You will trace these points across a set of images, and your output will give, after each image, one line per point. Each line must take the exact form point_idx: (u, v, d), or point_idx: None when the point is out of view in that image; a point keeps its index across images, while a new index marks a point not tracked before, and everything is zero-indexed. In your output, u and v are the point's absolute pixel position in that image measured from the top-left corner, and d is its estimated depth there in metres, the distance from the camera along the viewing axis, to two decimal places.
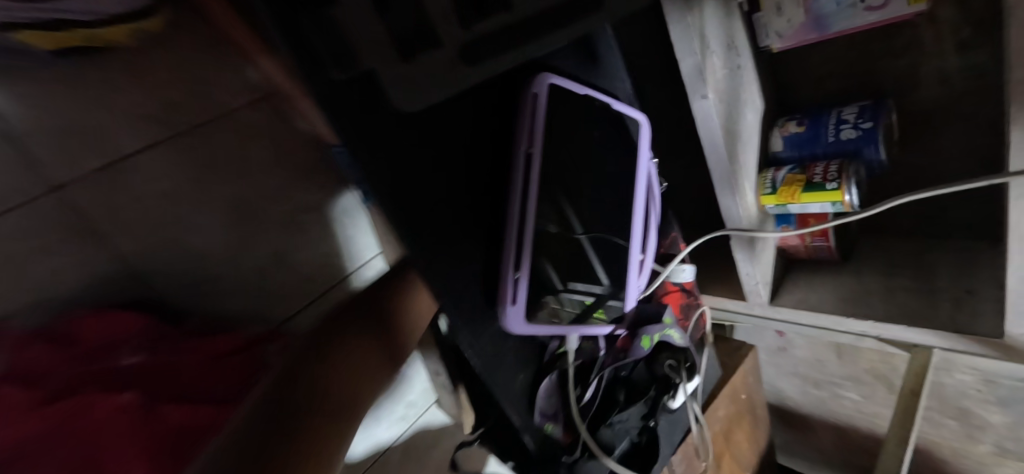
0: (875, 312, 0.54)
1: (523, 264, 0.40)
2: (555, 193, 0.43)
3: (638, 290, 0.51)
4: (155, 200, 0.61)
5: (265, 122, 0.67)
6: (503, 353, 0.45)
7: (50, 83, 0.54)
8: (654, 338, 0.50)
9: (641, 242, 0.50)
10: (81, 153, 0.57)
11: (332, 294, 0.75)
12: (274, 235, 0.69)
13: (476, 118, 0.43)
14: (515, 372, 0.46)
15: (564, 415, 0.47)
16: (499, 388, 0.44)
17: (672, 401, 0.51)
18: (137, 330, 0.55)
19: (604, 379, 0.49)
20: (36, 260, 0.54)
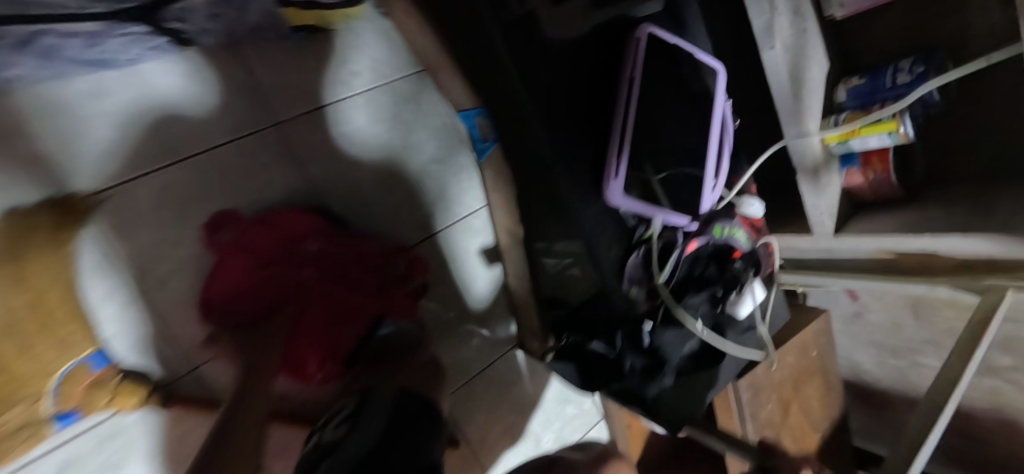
0: (933, 227, 0.59)
1: (624, 152, 0.54)
2: (645, 115, 0.57)
3: (711, 202, 0.61)
4: (335, 141, 0.80)
5: (416, 88, 0.86)
6: (604, 229, 0.58)
7: (285, 50, 0.75)
8: (725, 230, 0.61)
9: (715, 169, 0.61)
10: (293, 102, 0.77)
11: (446, 234, 0.90)
12: (412, 178, 0.86)
13: (590, 57, 0.57)
14: (610, 249, 0.58)
15: (648, 283, 0.60)
16: (599, 249, 0.57)
17: (739, 299, 0.61)
18: (315, 228, 0.74)
19: (681, 266, 0.61)
20: (257, 172, 0.75)
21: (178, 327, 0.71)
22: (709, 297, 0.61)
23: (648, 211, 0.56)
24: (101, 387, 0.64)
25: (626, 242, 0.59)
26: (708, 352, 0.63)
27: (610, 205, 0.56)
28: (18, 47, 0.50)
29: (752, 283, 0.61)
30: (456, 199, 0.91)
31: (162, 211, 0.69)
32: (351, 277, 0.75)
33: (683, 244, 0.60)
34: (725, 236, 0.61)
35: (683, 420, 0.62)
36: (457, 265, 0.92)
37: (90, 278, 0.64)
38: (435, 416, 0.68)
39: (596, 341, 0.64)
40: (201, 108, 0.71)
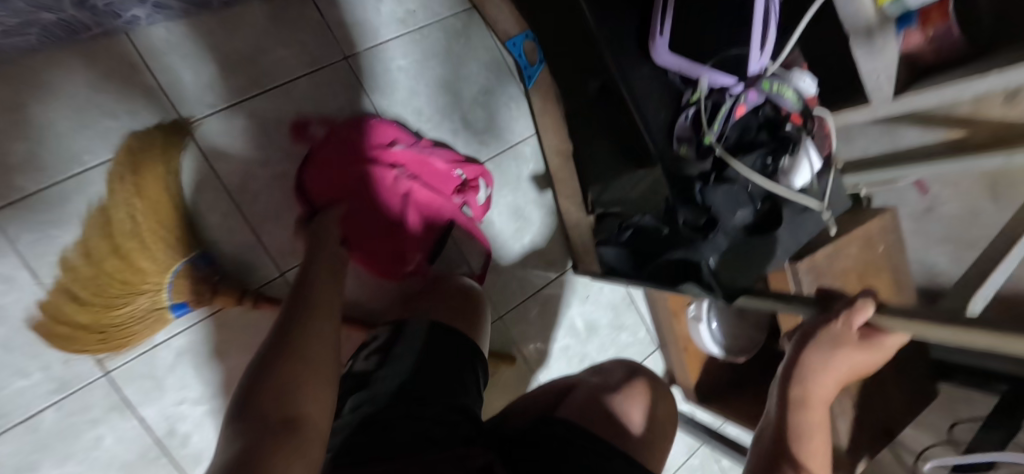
0: (1000, 65, 0.55)
1: (666, 19, 0.58)
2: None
3: (761, 68, 0.60)
4: (397, 74, 0.87)
5: (467, 24, 0.91)
6: (653, 93, 0.62)
7: None
8: (773, 85, 0.60)
9: (762, 39, 0.59)
10: (358, 38, 0.84)
11: (501, 161, 0.94)
12: (468, 107, 0.91)
13: None
14: (658, 111, 0.62)
15: (697, 142, 0.61)
16: (648, 109, 0.61)
17: (792, 159, 0.59)
18: (403, 136, 0.81)
19: (732, 127, 0.61)
20: (330, 102, 0.83)
21: (268, 237, 0.80)
22: (760, 160, 0.60)
23: (692, 67, 0.58)
24: (204, 282, 0.72)
25: (674, 105, 0.62)
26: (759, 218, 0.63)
27: (657, 64, 0.60)
28: None
29: (805, 144, 0.59)
30: (507, 126, 0.94)
31: (252, 133, 0.78)
32: (432, 187, 0.83)
33: (730, 108, 0.60)
34: (773, 93, 0.60)
35: (738, 287, 0.63)
36: (510, 191, 0.94)
37: (195, 192, 0.74)
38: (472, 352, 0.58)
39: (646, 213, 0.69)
40: (282, 43, 0.79)
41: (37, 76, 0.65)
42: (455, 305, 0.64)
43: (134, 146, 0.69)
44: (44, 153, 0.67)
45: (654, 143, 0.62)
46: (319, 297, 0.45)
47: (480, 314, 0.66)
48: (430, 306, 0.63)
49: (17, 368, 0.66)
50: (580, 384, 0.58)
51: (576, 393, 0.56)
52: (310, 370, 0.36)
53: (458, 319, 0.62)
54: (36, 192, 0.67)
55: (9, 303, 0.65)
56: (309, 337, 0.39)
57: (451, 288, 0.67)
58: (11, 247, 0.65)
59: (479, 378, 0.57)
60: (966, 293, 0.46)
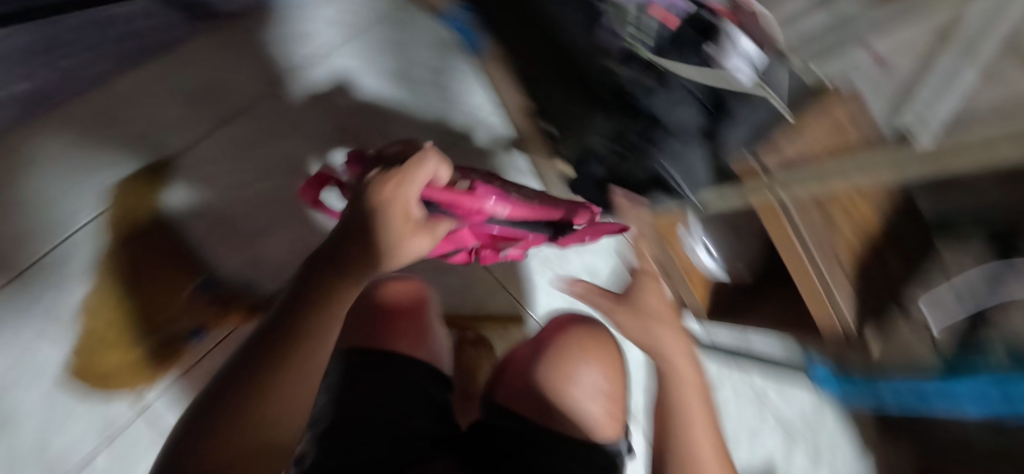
0: None
1: None
2: None
3: None
4: (349, 73, 0.90)
5: (406, 14, 0.94)
6: (578, 16, 0.66)
7: (288, 14, 0.88)
8: None
9: None
10: (305, 49, 0.88)
11: (469, 133, 0.96)
12: (425, 90, 0.94)
13: None
14: (582, 34, 0.66)
15: (627, 53, 0.62)
16: (571, 31, 0.66)
17: (717, 48, 0.56)
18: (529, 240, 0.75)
19: (661, 29, 0.60)
20: (293, 113, 0.86)
21: (263, 252, 0.83)
22: (689, 57, 0.58)
23: None
24: (207, 306, 0.78)
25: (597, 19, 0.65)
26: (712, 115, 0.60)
27: None
28: None
29: (728, 28, 0.56)
30: (464, 100, 0.96)
31: (226, 159, 0.82)
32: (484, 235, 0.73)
33: (645, 8, 0.60)
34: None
35: (701, 184, 0.62)
36: (483, 161, 0.96)
37: (184, 227, 0.79)
38: (418, 363, 0.57)
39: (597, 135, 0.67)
40: (235, 72, 0.84)
41: (27, 149, 0.73)
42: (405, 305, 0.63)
43: (124, 198, 0.75)
44: (46, 218, 0.73)
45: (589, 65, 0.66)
46: (320, 310, 0.38)
47: (428, 321, 0.63)
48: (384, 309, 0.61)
49: (63, 420, 0.71)
50: (517, 351, 0.63)
51: (511, 364, 0.61)
52: (261, 414, 0.34)
53: (411, 324, 0.61)
54: (45, 254, 0.73)
55: (44, 360, 0.71)
56: (266, 374, 0.35)
57: (404, 298, 0.63)
58: (34, 307, 0.72)
59: (433, 385, 0.57)
60: (932, 103, 0.44)
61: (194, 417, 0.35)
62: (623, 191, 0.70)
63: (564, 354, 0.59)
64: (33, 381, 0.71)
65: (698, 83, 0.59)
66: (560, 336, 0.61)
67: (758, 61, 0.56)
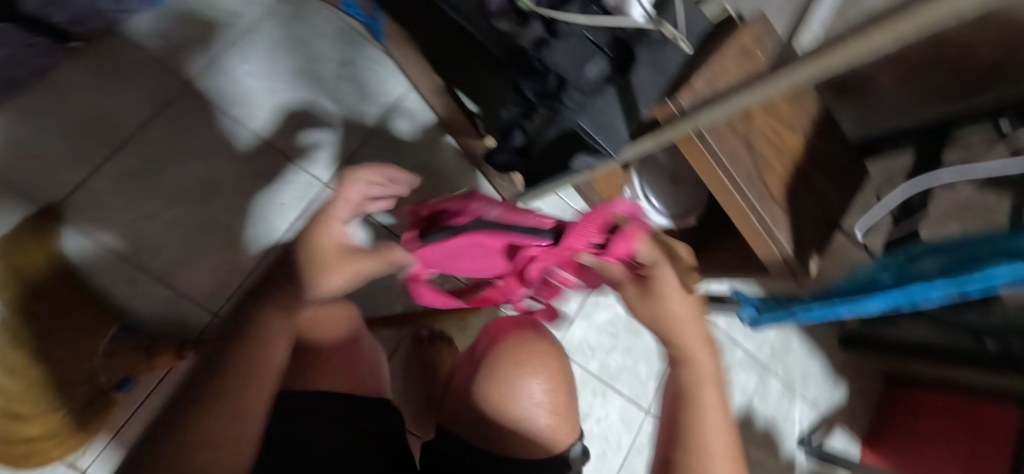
0: None
1: None
2: None
3: None
4: (248, 79, 0.83)
5: (300, 5, 0.88)
6: None
7: (166, 22, 0.80)
8: None
9: None
10: (192, 58, 0.81)
11: (390, 123, 0.91)
12: (335, 84, 0.88)
13: None
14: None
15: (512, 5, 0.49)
16: None
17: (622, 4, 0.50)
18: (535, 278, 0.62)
19: None
20: (192, 130, 0.80)
21: (186, 284, 0.77)
22: (587, 7, 0.49)
23: None
24: (131, 352, 0.70)
25: None
26: (620, 67, 0.53)
27: None
28: None
29: None
30: (379, 87, 0.91)
31: (124, 191, 0.75)
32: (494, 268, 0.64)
33: None
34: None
35: (622, 140, 0.58)
36: (409, 150, 0.92)
37: (92, 273, 0.73)
38: (346, 402, 0.54)
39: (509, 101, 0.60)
40: (115, 94, 0.76)
41: None
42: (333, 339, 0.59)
43: (11, 251, 0.67)
44: None
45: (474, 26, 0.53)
46: (258, 336, 0.41)
47: (358, 358, 0.61)
48: (302, 348, 0.57)
49: None
50: (459, 370, 0.64)
51: (455, 386, 0.62)
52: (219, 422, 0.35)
53: (343, 360, 0.59)
54: None
55: None
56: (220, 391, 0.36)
57: (322, 334, 0.59)
58: None
59: (367, 420, 0.54)
60: None
61: (131, 465, 0.33)
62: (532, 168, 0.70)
63: (501, 369, 0.58)
64: None
65: (601, 32, 0.51)
66: (493, 349, 0.61)
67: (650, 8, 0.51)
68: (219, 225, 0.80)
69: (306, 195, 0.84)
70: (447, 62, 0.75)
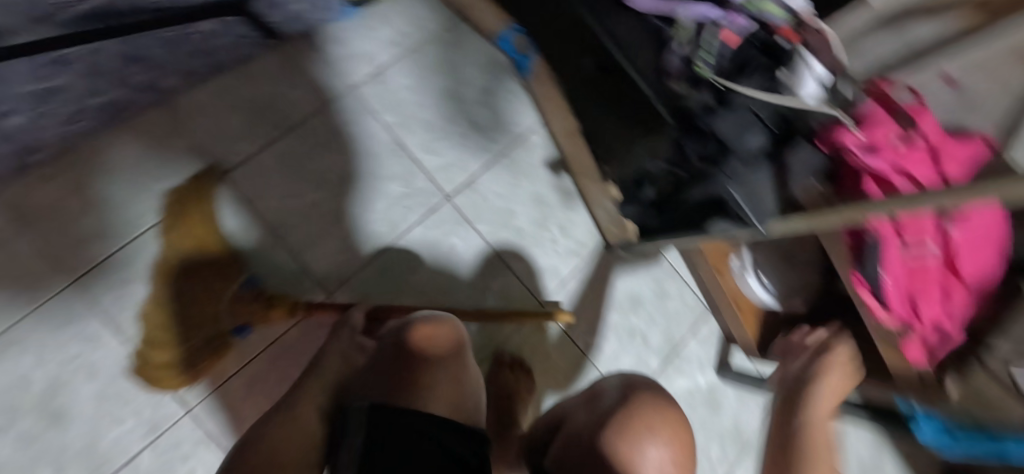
0: None
1: None
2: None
3: None
4: (401, 91, 0.92)
5: (457, 33, 0.96)
6: (639, 41, 0.72)
7: (345, 32, 0.90)
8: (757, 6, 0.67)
9: None
10: (357, 66, 0.90)
11: (514, 152, 0.96)
12: (474, 108, 0.95)
13: None
14: (644, 54, 0.72)
15: (692, 80, 0.68)
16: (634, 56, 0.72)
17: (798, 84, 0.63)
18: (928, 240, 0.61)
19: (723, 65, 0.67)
20: (344, 127, 0.89)
21: (312, 262, 0.85)
22: (760, 81, 0.65)
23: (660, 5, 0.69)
24: (250, 303, 0.77)
25: (657, 45, 0.71)
26: (777, 140, 0.64)
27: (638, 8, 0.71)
28: None
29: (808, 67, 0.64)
30: (512, 118, 0.97)
31: (281, 171, 0.85)
32: (960, 240, 0.62)
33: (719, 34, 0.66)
34: (757, 10, 0.67)
35: (771, 214, 0.59)
36: (527, 180, 0.96)
37: (237, 235, 0.82)
38: (441, 423, 0.55)
39: (659, 161, 0.72)
40: (294, 86, 0.87)
41: (96, 155, 0.77)
42: (442, 363, 0.64)
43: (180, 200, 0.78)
44: (110, 223, 0.77)
45: (645, 82, 0.71)
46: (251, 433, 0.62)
47: (462, 373, 0.66)
48: (415, 363, 0.63)
49: (113, 416, 0.74)
50: (574, 414, 0.65)
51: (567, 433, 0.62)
52: (276, 445, 0.59)
53: (450, 380, 0.64)
54: (107, 258, 0.76)
55: (101, 357, 0.75)
56: (269, 431, 0.61)
57: (437, 352, 0.65)
58: (97, 305, 0.75)
59: (460, 442, 0.55)
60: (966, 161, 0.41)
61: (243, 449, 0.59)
62: (678, 216, 0.74)
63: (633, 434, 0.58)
64: (89, 377, 0.74)
65: (765, 106, 0.63)
66: (621, 407, 0.61)
67: (826, 83, 0.64)
68: (347, 215, 0.87)
69: (428, 203, 0.91)
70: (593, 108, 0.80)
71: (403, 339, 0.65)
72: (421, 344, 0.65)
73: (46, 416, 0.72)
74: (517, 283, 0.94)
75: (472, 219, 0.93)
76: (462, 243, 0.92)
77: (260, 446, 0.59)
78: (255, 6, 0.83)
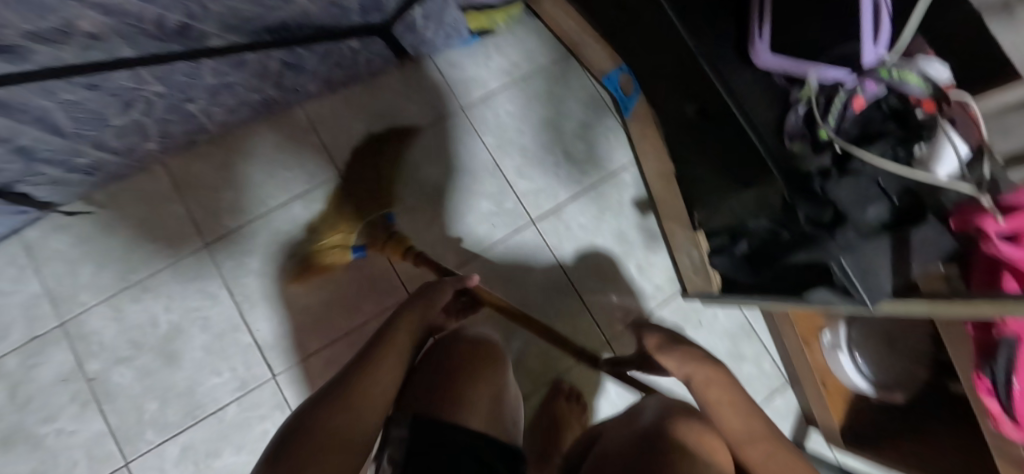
0: None
1: (766, 18, 0.69)
2: (781, 23, 0.68)
3: (877, 50, 0.63)
4: (505, 116, 0.98)
5: (565, 68, 1.00)
6: (762, 98, 0.73)
7: (464, 59, 0.98)
8: (890, 73, 0.62)
9: (875, 33, 0.64)
10: (469, 91, 0.98)
11: (602, 188, 0.98)
12: (571, 141, 0.98)
13: None
14: (764, 111, 0.72)
15: (811, 137, 0.68)
16: (754, 112, 0.73)
17: (933, 162, 0.58)
18: None
19: (849, 129, 0.65)
20: (450, 145, 0.96)
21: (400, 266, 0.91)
22: (890, 150, 0.62)
23: (793, 65, 0.67)
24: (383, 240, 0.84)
25: (780, 104, 0.72)
26: (899, 211, 0.61)
27: (762, 67, 0.70)
28: (318, 56, 0.82)
29: (951, 142, 0.57)
30: (606, 153, 0.99)
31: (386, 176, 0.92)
32: None
33: (847, 99, 0.64)
34: (895, 80, 0.62)
35: (883, 293, 0.59)
36: (612, 216, 0.97)
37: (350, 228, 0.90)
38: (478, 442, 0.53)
39: (761, 219, 0.71)
40: (411, 102, 0.96)
41: (242, 142, 0.90)
42: (482, 381, 0.61)
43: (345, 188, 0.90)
44: (241, 200, 0.89)
45: (761, 141, 0.71)
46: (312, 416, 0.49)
47: (501, 380, 0.63)
48: (459, 373, 0.60)
49: (212, 367, 0.84)
50: (607, 433, 0.60)
51: (601, 450, 0.57)
52: (341, 418, 0.49)
53: (488, 397, 0.60)
54: (235, 230, 0.88)
55: (213, 313, 0.86)
56: (322, 416, 0.48)
57: (472, 355, 0.63)
58: (218, 269, 0.87)
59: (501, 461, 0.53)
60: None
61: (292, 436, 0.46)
62: (768, 275, 0.74)
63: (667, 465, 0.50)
64: (202, 329, 0.85)
65: (891, 176, 0.61)
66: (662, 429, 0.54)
67: (966, 159, 0.56)
68: (438, 224, 0.93)
69: (514, 224, 0.95)
70: (700, 157, 0.82)
71: (452, 346, 0.63)
72: (462, 357, 0.62)
73: (163, 355, 0.83)
74: (587, 316, 0.95)
75: (553, 246, 0.95)
76: (542, 267, 0.95)
77: (316, 432, 0.46)
78: (396, 32, 0.86)
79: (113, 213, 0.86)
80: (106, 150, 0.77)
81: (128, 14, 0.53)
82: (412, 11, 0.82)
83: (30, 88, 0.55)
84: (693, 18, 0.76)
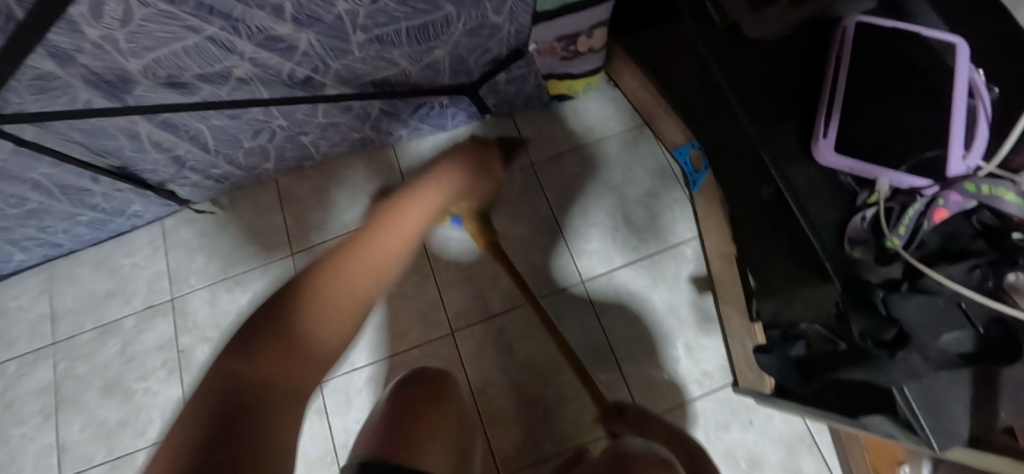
0: None
1: (834, 109, 0.64)
2: (854, 117, 0.64)
3: (967, 159, 0.57)
4: (572, 176, 1.02)
5: (639, 137, 1.02)
6: (824, 195, 0.66)
7: (543, 119, 1.05)
8: (980, 187, 0.54)
9: (967, 141, 0.58)
10: (541, 149, 1.03)
11: (659, 259, 0.96)
12: (633, 208, 0.99)
13: (800, 71, 0.71)
14: (824, 210, 0.65)
15: (875, 244, 0.61)
16: (813, 208, 0.66)
17: None
18: None
19: (927, 243, 0.59)
20: (518, 198, 1.01)
21: (446, 304, 0.99)
22: (973, 274, 0.55)
23: (862, 166, 0.62)
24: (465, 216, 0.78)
25: (846, 205, 0.65)
26: (985, 342, 0.53)
27: (823, 164, 0.65)
28: (413, 107, 0.94)
29: None
30: (667, 224, 0.98)
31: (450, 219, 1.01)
32: None
33: (924, 209, 0.57)
34: (983, 195, 0.53)
35: (957, 439, 0.52)
36: (665, 289, 0.95)
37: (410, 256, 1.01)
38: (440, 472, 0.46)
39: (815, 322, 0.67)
40: None
41: (340, 171, 1.04)
42: (444, 425, 0.56)
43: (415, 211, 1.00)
44: (328, 220, 1.02)
45: (817, 240, 0.64)
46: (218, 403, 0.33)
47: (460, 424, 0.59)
48: (418, 413, 0.55)
49: None
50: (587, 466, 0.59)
51: None
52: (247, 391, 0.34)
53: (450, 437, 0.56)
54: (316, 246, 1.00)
55: None
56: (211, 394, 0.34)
57: (418, 397, 0.58)
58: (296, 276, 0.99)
59: None
60: None
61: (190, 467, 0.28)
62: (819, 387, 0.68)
63: None
64: None
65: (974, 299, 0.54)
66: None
67: None
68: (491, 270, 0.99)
69: (562, 281, 0.96)
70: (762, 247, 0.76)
71: (405, 390, 0.59)
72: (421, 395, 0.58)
73: None
74: (624, 387, 0.91)
75: (598, 308, 0.95)
76: (585, 329, 0.94)
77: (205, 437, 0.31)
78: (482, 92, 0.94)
79: (228, 215, 1.03)
80: (235, 166, 0.94)
81: (272, 67, 0.69)
82: (498, 76, 0.90)
83: (189, 113, 0.74)
84: (755, 94, 0.70)
